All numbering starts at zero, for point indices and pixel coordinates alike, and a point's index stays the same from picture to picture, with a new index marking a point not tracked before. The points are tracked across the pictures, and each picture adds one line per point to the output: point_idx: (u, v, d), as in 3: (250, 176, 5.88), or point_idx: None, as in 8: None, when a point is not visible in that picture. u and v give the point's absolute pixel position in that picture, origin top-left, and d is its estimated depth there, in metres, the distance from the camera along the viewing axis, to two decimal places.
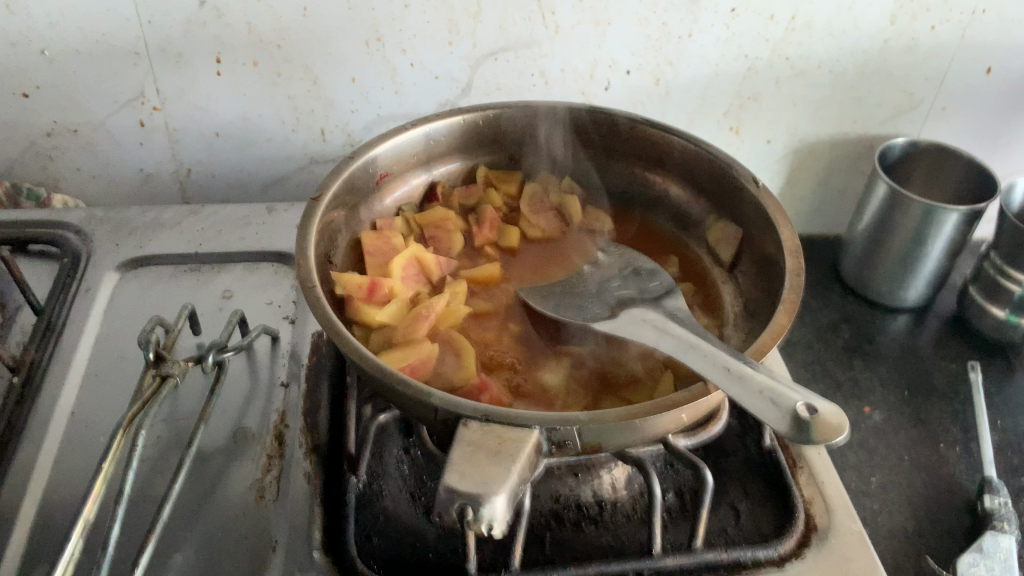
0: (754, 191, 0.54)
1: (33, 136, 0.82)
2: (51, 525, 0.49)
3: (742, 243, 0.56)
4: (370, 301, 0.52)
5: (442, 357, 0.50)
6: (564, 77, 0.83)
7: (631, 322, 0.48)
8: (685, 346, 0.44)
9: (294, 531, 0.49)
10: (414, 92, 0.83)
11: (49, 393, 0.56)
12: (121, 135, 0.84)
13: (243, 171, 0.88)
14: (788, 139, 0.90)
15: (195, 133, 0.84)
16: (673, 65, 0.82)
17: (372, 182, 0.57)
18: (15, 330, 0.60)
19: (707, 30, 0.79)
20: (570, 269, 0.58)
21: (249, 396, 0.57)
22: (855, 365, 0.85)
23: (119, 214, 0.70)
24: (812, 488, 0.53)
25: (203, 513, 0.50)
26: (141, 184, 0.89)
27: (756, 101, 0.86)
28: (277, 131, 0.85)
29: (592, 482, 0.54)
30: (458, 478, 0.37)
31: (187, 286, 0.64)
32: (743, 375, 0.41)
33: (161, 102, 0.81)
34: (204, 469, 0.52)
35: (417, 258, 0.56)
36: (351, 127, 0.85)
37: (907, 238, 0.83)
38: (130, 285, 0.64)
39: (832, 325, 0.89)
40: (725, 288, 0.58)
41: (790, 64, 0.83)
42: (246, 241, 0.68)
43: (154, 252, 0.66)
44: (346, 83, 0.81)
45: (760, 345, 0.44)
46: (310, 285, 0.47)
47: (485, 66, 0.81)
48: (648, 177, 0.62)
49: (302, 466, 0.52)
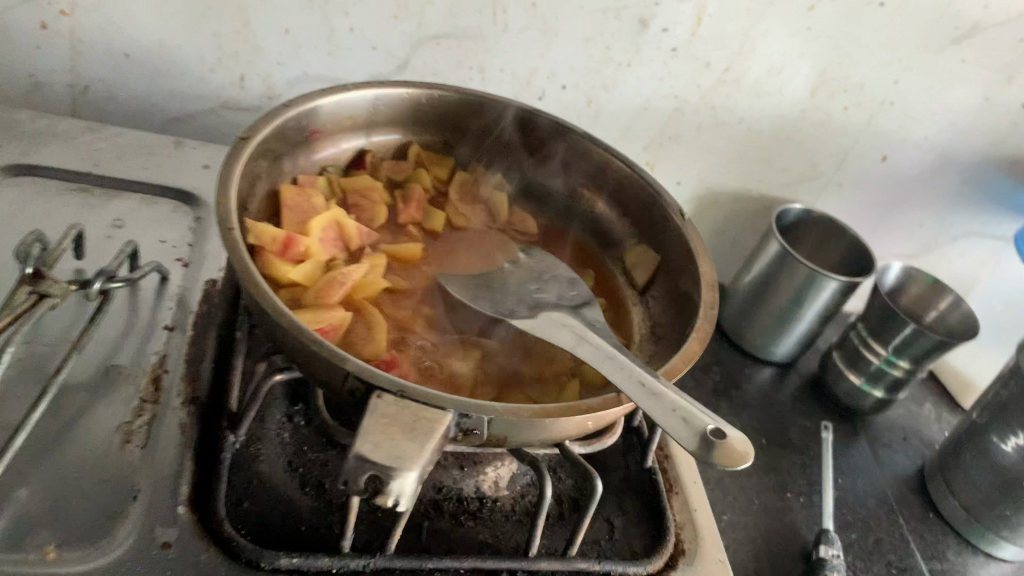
0: (680, 221, 0.56)
1: None
2: None
3: (658, 270, 0.58)
4: (283, 256, 0.49)
5: (352, 327, 0.49)
6: (501, 78, 0.83)
7: (549, 323, 0.48)
8: (601, 355, 0.45)
9: (160, 481, 0.45)
10: (347, 59, 0.80)
11: None
12: (17, 32, 0.76)
13: (147, 101, 0.83)
14: (697, 183, 0.94)
15: (103, 50, 0.78)
16: (607, 90, 0.84)
17: (303, 136, 0.55)
18: None
19: (647, 63, 0.82)
20: (490, 262, 0.57)
21: (128, 333, 0.53)
22: (721, 408, 0.88)
23: (7, 114, 0.64)
24: (685, 514, 0.55)
25: (57, 448, 0.46)
26: (29, 90, 0.81)
27: (676, 141, 0.89)
28: (194, 67, 0.80)
29: (476, 477, 0.53)
30: (371, 447, 0.36)
31: (74, 205, 0.59)
32: (656, 391, 0.42)
33: (71, 8, 0.75)
34: (66, 402, 0.48)
35: (337, 222, 0.54)
36: (274, 79, 0.82)
37: (787, 297, 0.88)
38: (8, 192, 0.58)
39: (706, 367, 0.93)
40: (635, 309, 0.60)
41: (714, 113, 0.86)
42: (147, 172, 0.64)
43: (41, 163, 0.61)
44: (279, 34, 0.78)
45: (671, 367, 0.46)
46: (228, 226, 0.44)
47: (426, 49, 0.80)
48: (578, 190, 0.63)
49: (177, 416, 0.49)
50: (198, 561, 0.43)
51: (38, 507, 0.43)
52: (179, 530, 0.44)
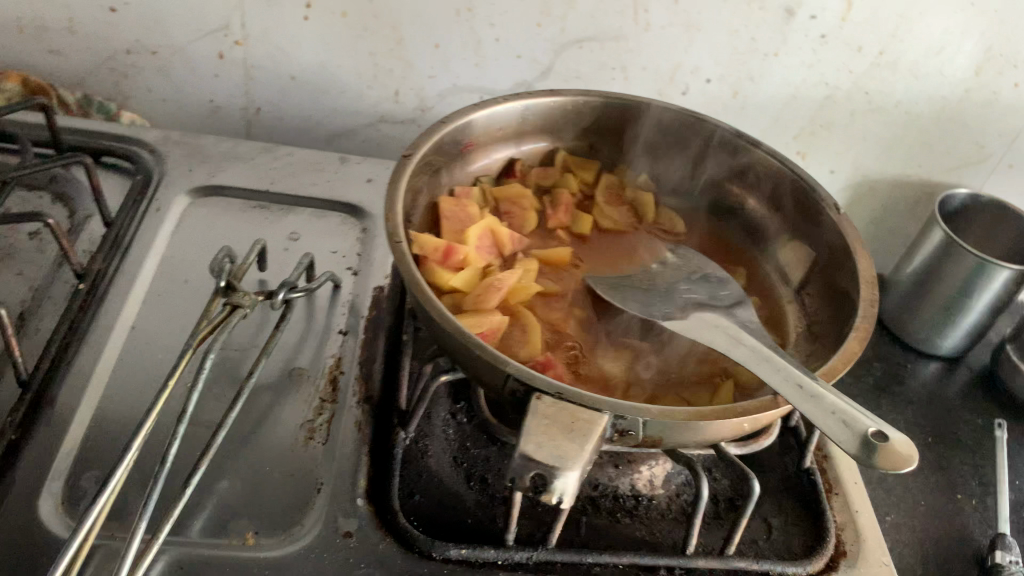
0: (835, 217, 0.54)
1: (113, 50, 0.83)
2: (106, 432, 0.50)
3: (814, 267, 0.57)
4: (444, 264, 0.52)
5: (509, 331, 0.51)
6: (644, 76, 0.83)
7: (702, 325, 0.49)
8: (757, 356, 0.45)
9: (340, 475, 0.49)
10: (494, 67, 0.83)
11: (113, 304, 0.56)
12: (198, 63, 0.84)
13: (311, 119, 0.89)
14: (851, 172, 0.90)
15: (272, 74, 0.85)
16: (753, 81, 0.83)
17: (458, 149, 0.58)
18: (83, 237, 0.61)
19: (794, 51, 0.80)
20: (639, 263, 0.58)
21: (306, 338, 0.57)
22: (883, 405, 0.85)
23: (195, 140, 0.70)
24: (845, 515, 0.54)
25: (251, 444, 0.51)
26: (210, 115, 0.89)
27: (827, 129, 0.86)
28: (353, 85, 0.85)
29: (631, 475, 0.54)
30: (535, 447, 0.38)
31: (255, 222, 0.65)
32: (815, 393, 0.42)
33: (244, 37, 0.81)
34: (256, 402, 0.53)
35: (492, 230, 0.57)
36: (426, 92, 0.86)
37: (953, 287, 0.83)
38: (199, 211, 0.65)
39: (865, 362, 0.90)
40: (790, 307, 0.58)
41: (868, 98, 0.83)
42: (317, 187, 0.69)
43: (226, 183, 0.67)
44: (430, 49, 0.82)
45: (829, 368, 0.45)
46: (396, 239, 0.48)
47: (569, 52, 0.81)
48: (726, 188, 0.63)
49: (353, 414, 0.53)
50: (376, 549, 0.46)
51: (238, 498, 0.48)
52: (359, 520, 0.47)
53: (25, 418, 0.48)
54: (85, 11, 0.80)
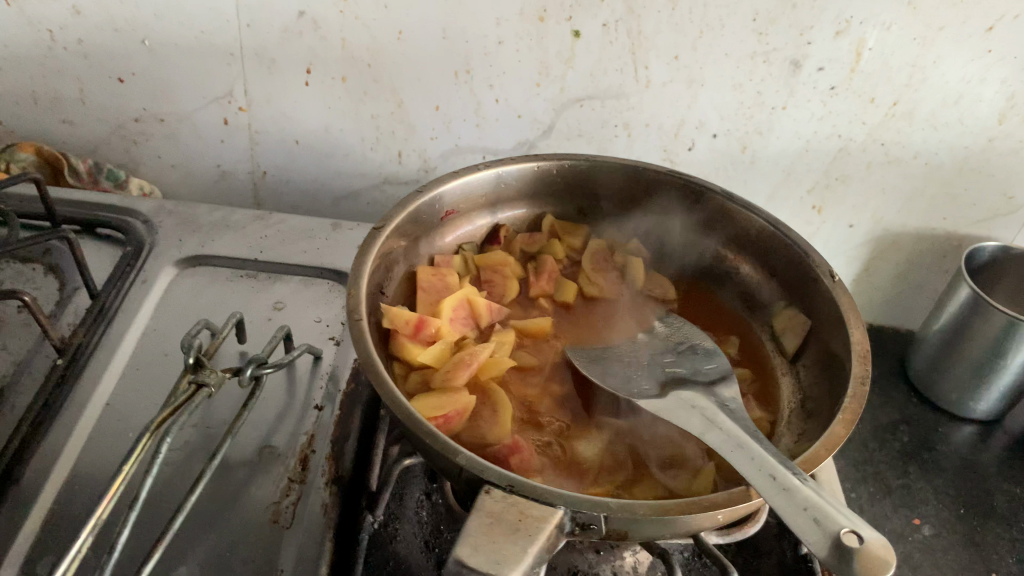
0: (829, 285, 0.51)
1: (123, 119, 0.85)
2: (68, 513, 0.49)
3: (808, 336, 0.54)
4: (415, 338, 0.51)
5: (478, 409, 0.49)
6: (648, 132, 0.81)
7: (678, 406, 0.46)
8: (732, 443, 0.42)
9: (302, 561, 0.47)
10: (495, 127, 0.82)
11: (90, 380, 0.56)
12: (205, 130, 0.85)
13: (317, 181, 0.89)
14: (872, 225, 0.87)
15: (276, 138, 0.85)
16: (762, 135, 0.80)
17: (436, 217, 0.57)
18: (70, 310, 0.61)
19: (803, 105, 0.77)
20: (623, 333, 0.56)
21: (282, 413, 0.56)
22: (911, 473, 0.79)
23: (189, 209, 0.71)
24: None
25: (214, 527, 0.49)
26: (218, 179, 0.90)
27: (843, 182, 0.83)
28: (356, 148, 0.85)
29: (614, 562, 0.51)
30: (470, 551, 0.35)
31: (241, 292, 0.64)
32: (788, 486, 0.39)
33: (248, 103, 0.82)
34: (224, 481, 0.52)
35: (469, 300, 0.55)
36: (429, 153, 0.85)
37: (983, 347, 0.78)
38: (186, 282, 0.64)
39: (893, 426, 0.84)
40: (784, 378, 0.55)
41: (885, 150, 0.80)
42: (306, 255, 0.68)
43: (215, 253, 0.67)
44: (430, 111, 0.81)
45: (812, 455, 0.42)
46: (356, 317, 0.46)
47: (570, 111, 0.80)
48: (719, 252, 0.60)
49: (321, 495, 0.51)
50: None
51: None
52: None
53: None
54: (94, 82, 0.82)
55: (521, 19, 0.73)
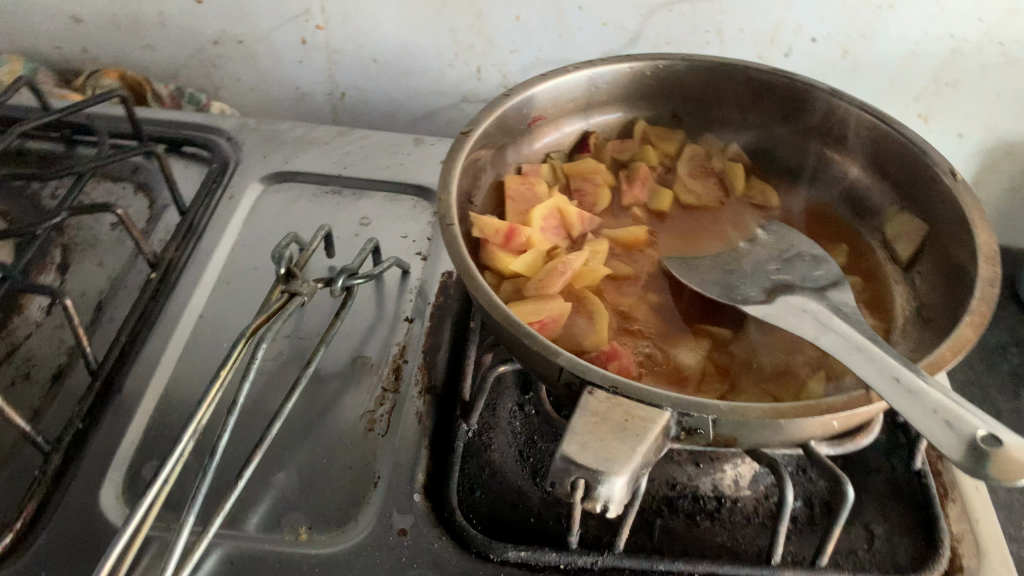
0: (951, 184, 0.47)
1: (201, 42, 0.84)
2: (170, 420, 0.50)
3: (925, 241, 0.50)
4: (506, 247, 0.49)
5: (574, 318, 0.47)
6: (741, 38, 0.76)
7: (787, 311, 0.43)
8: (848, 346, 0.40)
9: (399, 469, 0.47)
10: (578, 38, 0.79)
11: (183, 293, 0.57)
12: (283, 51, 0.84)
13: (395, 101, 0.88)
14: (984, 134, 0.80)
15: (353, 57, 0.84)
16: (866, 38, 0.74)
17: (524, 124, 0.55)
18: (160, 228, 0.62)
19: (913, 3, 0.71)
20: (723, 242, 0.53)
21: (371, 326, 0.56)
22: (1023, 395, 0.75)
23: (271, 127, 0.70)
24: (963, 525, 0.47)
25: (311, 436, 0.49)
26: (296, 102, 0.89)
27: (954, 87, 0.77)
28: (434, 64, 0.83)
29: (713, 475, 0.49)
30: (577, 449, 0.34)
31: (326, 207, 0.63)
32: (913, 388, 0.36)
33: (325, 21, 0.81)
34: (319, 391, 0.52)
35: (559, 209, 0.53)
36: (508, 68, 0.82)
37: None
38: (272, 198, 0.64)
39: (1002, 347, 0.79)
40: (898, 287, 0.52)
41: (1003, 50, 0.73)
42: (390, 170, 0.67)
43: (299, 168, 0.66)
44: (510, 22, 0.78)
45: (938, 359, 0.39)
46: (448, 222, 0.45)
47: (658, 17, 0.76)
48: (825, 155, 0.56)
49: (415, 405, 0.51)
50: (430, 549, 0.44)
51: (293, 493, 0.47)
52: (414, 517, 0.45)
53: (94, 406, 0.49)
54: (173, 3, 0.81)
55: None
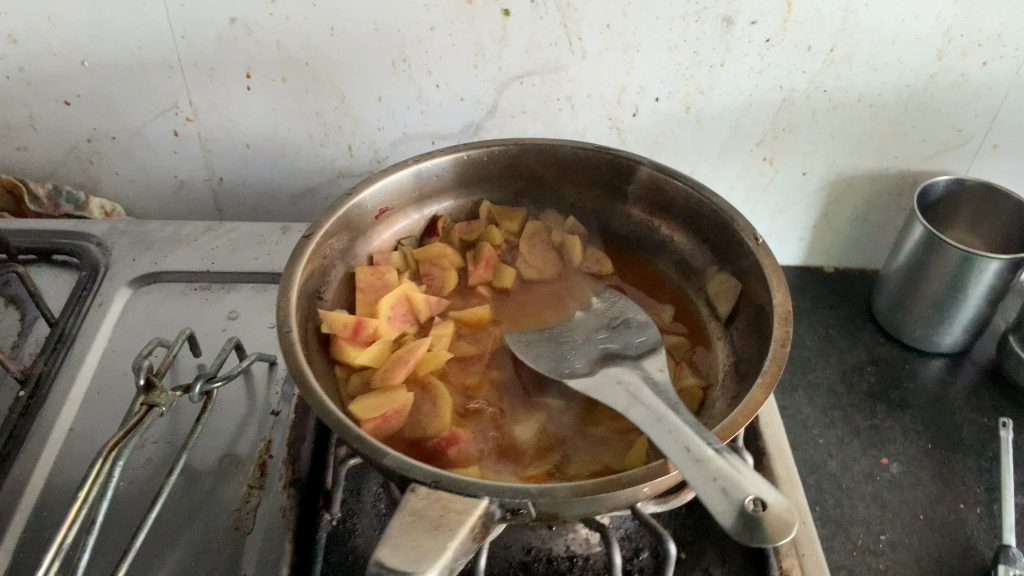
0: (754, 249, 0.52)
1: (75, 140, 0.86)
2: (40, 539, 0.51)
3: (740, 299, 0.54)
4: (354, 341, 0.52)
5: (419, 405, 0.50)
6: (591, 103, 0.81)
7: (605, 383, 0.48)
8: (653, 417, 0.44)
9: (263, 563, 0.50)
10: (440, 113, 0.83)
11: (53, 408, 0.58)
12: (157, 143, 0.86)
13: (274, 182, 0.90)
14: (825, 171, 0.86)
15: (227, 144, 0.86)
16: (704, 94, 0.80)
17: (370, 217, 0.58)
18: (30, 340, 0.63)
19: (740, 59, 0.77)
20: (562, 313, 0.57)
21: (242, 421, 0.58)
22: (879, 413, 0.80)
23: (141, 227, 0.72)
24: (793, 559, 0.51)
25: (179, 539, 0.51)
26: (176, 190, 0.91)
27: (791, 132, 0.83)
28: (306, 145, 0.87)
29: (565, 535, 0.53)
30: (390, 552, 0.37)
31: (194, 306, 0.66)
32: (702, 458, 0.40)
33: (195, 113, 0.83)
34: (189, 494, 0.54)
35: (407, 296, 0.56)
36: (379, 143, 0.86)
37: (942, 282, 0.79)
38: (142, 300, 0.66)
39: (859, 367, 0.85)
40: (719, 344, 0.56)
41: (828, 96, 0.80)
42: (258, 261, 0.69)
43: (168, 268, 0.68)
44: (374, 102, 0.82)
45: (730, 423, 0.43)
46: (286, 329, 0.48)
47: (511, 89, 0.80)
48: (653, 223, 0.61)
49: (279, 499, 0.53)
50: None
51: None
52: None
53: None
54: (42, 107, 0.83)
55: (450, 3, 0.73)
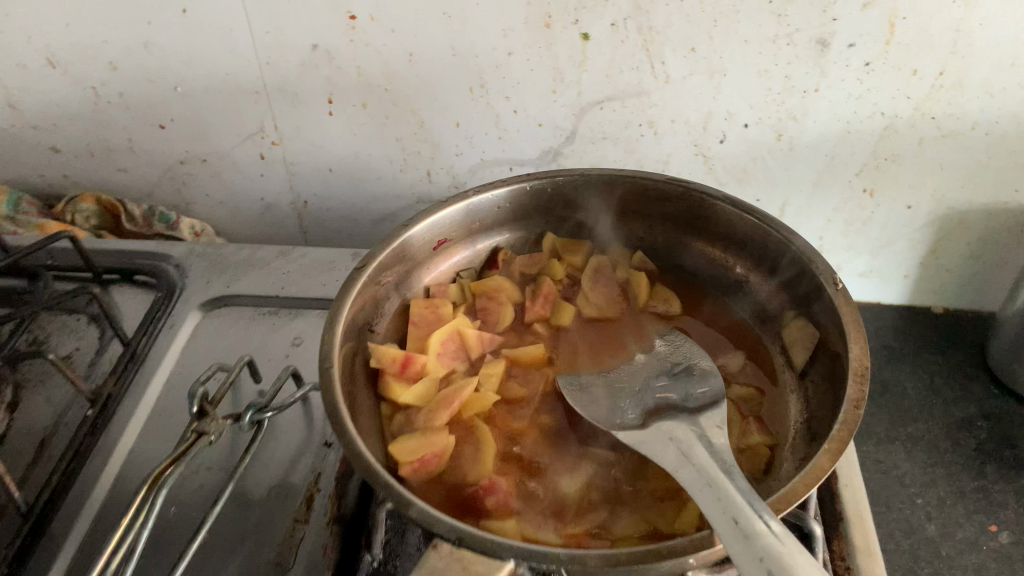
0: (833, 294, 0.48)
1: (169, 163, 0.89)
2: (90, 559, 0.51)
3: (818, 348, 0.50)
4: (401, 376, 0.51)
5: (461, 449, 0.48)
6: (674, 129, 0.78)
7: (655, 438, 0.44)
8: (701, 481, 0.40)
9: None
10: (518, 139, 0.81)
11: (116, 428, 0.59)
12: (244, 166, 0.88)
13: (355, 205, 0.91)
14: (933, 205, 0.79)
15: (310, 168, 0.88)
16: (797, 121, 0.75)
17: (427, 248, 0.57)
18: (105, 359, 0.64)
19: (837, 85, 0.72)
20: (622, 356, 0.53)
21: (295, 452, 0.58)
22: (989, 474, 0.72)
23: (218, 251, 0.74)
24: None
25: (221, 569, 0.51)
26: (263, 212, 0.94)
27: (894, 162, 0.76)
28: (386, 170, 0.87)
29: None
30: None
31: (259, 331, 0.66)
32: (750, 533, 0.36)
33: (280, 137, 0.85)
34: (236, 523, 0.53)
35: (459, 332, 0.54)
36: (457, 168, 0.85)
37: None
38: (211, 323, 0.67)
39: (968, 421, 0.77)
40: (792, 397, 0.51)
41: (936, 124, 0.73)
42: (325, 288, 0.70)
43: (239, 292, 0.69)
44: (451, 127, 0.81)
45: (789, 492, 0.39)
46: (327, 365, 0.47)
47: (590, 114, 0.78)
48: (728, 262, 0.57)
49: (321, 535, 0.52)
50: None
51: None
52: None
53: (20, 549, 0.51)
54: (140, 131, 0.86)
55: (527, 29, 0.72)
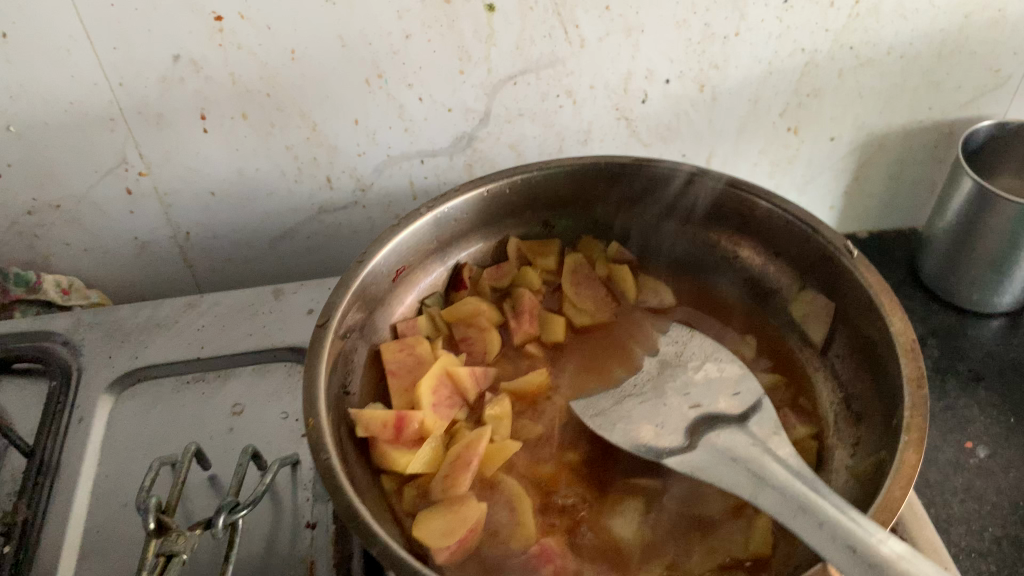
0: (850, 263, 0.45)
1: (13, 216, 0.75)
2: None
3: (835, 320, 0.48)
4: (398, 442, 0.43)
5: (495, 512, 0.42)
6: (594, 95, 0.72)
7: (713, 459, 0.41)
8: (793, 507, 0.37)
9: None
10: (426, 129, 0.73)
11: (46, 562, 0.48)
12: (109, 205, 0.76)
13: (244, 227, 0.80)
14: (854, 133, 0.79)
15: (188, 195, 0.76)
16: (719, 68, 0.71)
17: (386, 282, 0.50)
18: (4, 477, 0.53)
19: (756, 27, 0.68)
20: (631, 365, 0.50)
21: (269, 544, 0.49)
22: (950, 391, 0.73)
23: (111, 316, 0.63)
24: None
25: None
26: (138, 252, 0.81)
27: (815, 97, 0.75)
28: (278, 184, 0.77)
29: None
30: None
31: (188, 404, 0.57)
32: (874, 560, 0.34)
33: (147, 166, 0.73)
34: None
35: (448, 372, 0.48)
36: (360, 170, 0.76)
37: (998, 243, 0.71)
38: (129, 406, 0.57)
39: (919, 341, 0.78)
40: (820, 374, 0.49)
41: (854, 54, 0.71)
42: (253, 337, 0.60)
43: (151, 361, 0.59)
44: (349, 126, 0.72)
45: (887, 500, 0.36)
46: (324, 455, 0.39)
47: (503, 91, 0.71)
48: (711, 239, 0.54)
49: None
50: None
51: None
52: None
53: None
54: None
55: (425, 7, 0.63)
